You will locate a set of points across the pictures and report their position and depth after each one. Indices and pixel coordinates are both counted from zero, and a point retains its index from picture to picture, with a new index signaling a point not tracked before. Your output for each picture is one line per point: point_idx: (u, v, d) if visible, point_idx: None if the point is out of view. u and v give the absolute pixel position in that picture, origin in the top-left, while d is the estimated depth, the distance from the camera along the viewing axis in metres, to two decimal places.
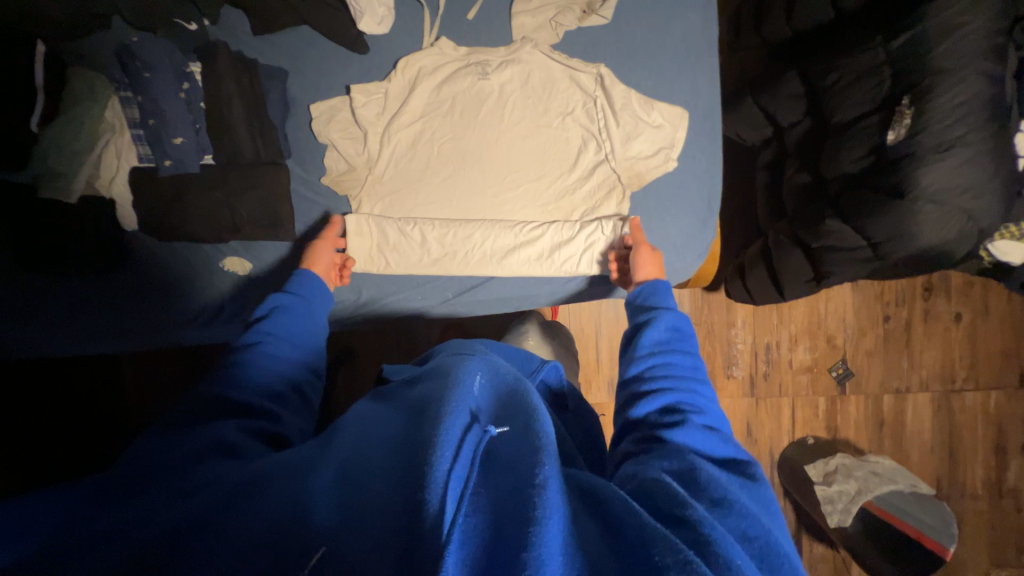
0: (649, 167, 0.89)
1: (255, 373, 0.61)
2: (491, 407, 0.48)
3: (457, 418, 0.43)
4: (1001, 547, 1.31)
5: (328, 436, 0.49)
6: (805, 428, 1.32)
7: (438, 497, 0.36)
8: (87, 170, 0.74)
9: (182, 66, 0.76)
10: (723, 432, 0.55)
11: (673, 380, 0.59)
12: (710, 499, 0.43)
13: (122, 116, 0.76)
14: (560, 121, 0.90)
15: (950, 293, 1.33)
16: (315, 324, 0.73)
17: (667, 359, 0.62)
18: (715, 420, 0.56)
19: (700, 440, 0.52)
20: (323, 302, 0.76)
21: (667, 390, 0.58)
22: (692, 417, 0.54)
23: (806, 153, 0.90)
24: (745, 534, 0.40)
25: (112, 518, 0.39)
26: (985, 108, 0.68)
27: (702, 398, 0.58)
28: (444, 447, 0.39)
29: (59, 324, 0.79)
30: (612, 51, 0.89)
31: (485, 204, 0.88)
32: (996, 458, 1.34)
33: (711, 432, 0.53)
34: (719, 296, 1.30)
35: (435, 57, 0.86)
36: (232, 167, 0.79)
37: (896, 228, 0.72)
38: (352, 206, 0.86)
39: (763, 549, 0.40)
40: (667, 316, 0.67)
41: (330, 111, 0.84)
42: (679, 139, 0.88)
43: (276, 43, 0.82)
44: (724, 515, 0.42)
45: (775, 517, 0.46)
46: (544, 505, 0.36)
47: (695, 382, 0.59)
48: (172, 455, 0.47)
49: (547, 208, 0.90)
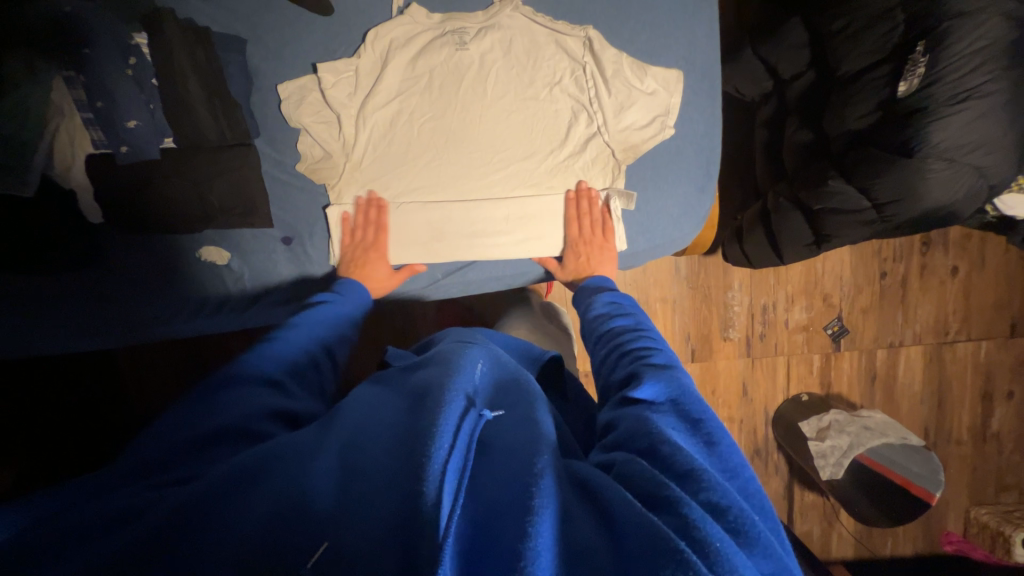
0: (645, 138, 0.84)
1: (269, 356, 0.59)
2: (488, 395, 0.47)
3: (455, 404, 0.42)
4: (984, 488, 1.38)
5: (327, 420, 0.48)
6: (799, 385, 1.34)
7: (436, 486, 0.35)
8: (40, 160, 0.69)
9: (126, 39, 0.69)
10: (675, 368, 0.53)
11: (622, 337, 0.61)
12: (678, 476, 0.39)
13: (70, 98, 0.70)
14: (547, 92, 0.84)
15: (947, 246, 1.32)
16: (349, 320, 0.72)
17: (613, 324, 0.65)
18: (666, 358, 0.55)
19: (650, 378, 0.50)
20: (363, 307, 0.76)
21: (617, 349, 0.59)
22: (642, 363, 0.54)
23: (807, 109, 0.85)
24: (716, 505, 0.37)
25: (100, 506, 0.37)
26: (1006, 54, 0.63)
27: (651, 342, 0.59)
28: (442, 436, 0.39)
29: (29, 326, 0.75)
30: (601, 6, 0.82)
31: (472, 187, 0.84)
32: (984, 404, 1.37)
33: (660, 372, 0.51)
34: (716, 259, 1.28)
35: (407, 26, 0.79)
36: (197, 151, 0.74)
37: (905, 189, 0.69)
38: (332, 197, 0.81)
39: (739, 521, 0.36)
40: (606, 295, 0.72)
41: (300, 92, 0.77)
42: (674, 105, 0.83)
43: (228, 7, 0.74)
44: (696, 490, 0.38)
45: (741, 480, 0.42)
46: (541, 494, 0.36)
47: (646, 335, 0.61)
48: (156, 447, 0.44)
49: (539, 190, 0.85)
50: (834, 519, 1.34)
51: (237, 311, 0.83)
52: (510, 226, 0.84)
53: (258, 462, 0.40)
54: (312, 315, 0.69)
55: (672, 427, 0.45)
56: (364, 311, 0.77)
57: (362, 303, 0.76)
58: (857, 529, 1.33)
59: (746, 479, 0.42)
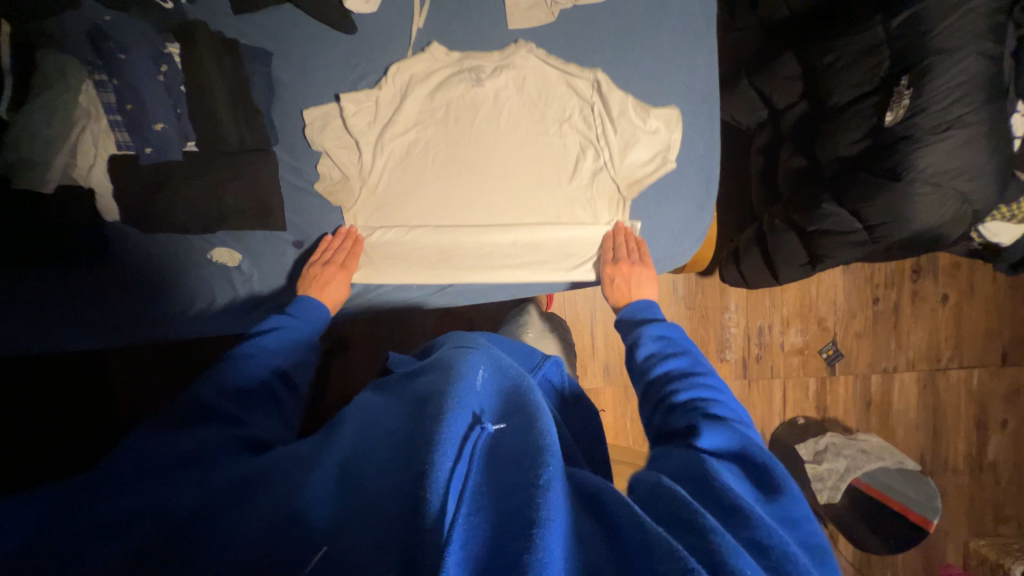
0: (649, 173, 0.88)
1: (252, 362, 0.61)
2: (493, 409, 0.47)
3: (460, 416, 0.42)
4: (981, 518, 1.37)
5: (330, 433, 0.48)
6: (795, 408, 1.35)
7: (440, 498, 0.35)
8: (62, 160, 0.71)
9: (159, 48, 0.73)
10: (737, 421, 0.51)
11: (675, 382, 0.58)
12: (723, 509, 0.39)
13: (97, 100, 0.72)
14: (557, 128, 0.88)
15: (937, 274, 1.35)
16: (306, 343, 0.70)
17: (667, 365, 0.61)
18: (728, 411, 0.53)
19: (711, 430, 0.48)
20: (317, 328, 0.73)
21: (672, 393, 0.57)
22: (701, 413, 0.52)
23: (800, 136, 0.90)
24: (761, 543, 0.35)
25: (123, 501, 0.39)
26: (984, 89, 0.68)
27: (709, 389, 0.56)
28: (447, 447, 0.38)
29: (38, 325, 0.76)
30: (609, 33, 0.86)
31: (482, 215, 0.87)
32: (979, 432, 1.38)
33: (723, 424, 0.49)
34: (712, 281, 1.30)
35: (427, 63, 0.83)
36: (217, 155, 0.76)
37: (894, 212, 0.73)
38: (348, 220, 0.84)
39: (782, 560, 0.34)
40: (654, 328, 0.68)
41: (324, 117, 0.81)
42: (675, 142, 0.87)
43: (258, 22, 0.78)
44: (739, 524, 0.37)
45: (804, 531, 0.40)
46: (548, 506, 0.34)
47: (701, 378, 0.58)
48: None
49: (546, 220, 0.88)
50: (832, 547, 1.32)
51: (243, 312, 0.84)
52: (517, 250, 0.87)
53: (253, 475, 0.41)
54: (267, 339, 0.65)
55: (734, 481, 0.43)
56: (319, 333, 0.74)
57: (317, 325, 0.74)
58: (856, 558, 1.31)
59: (807, 531, 0.40)
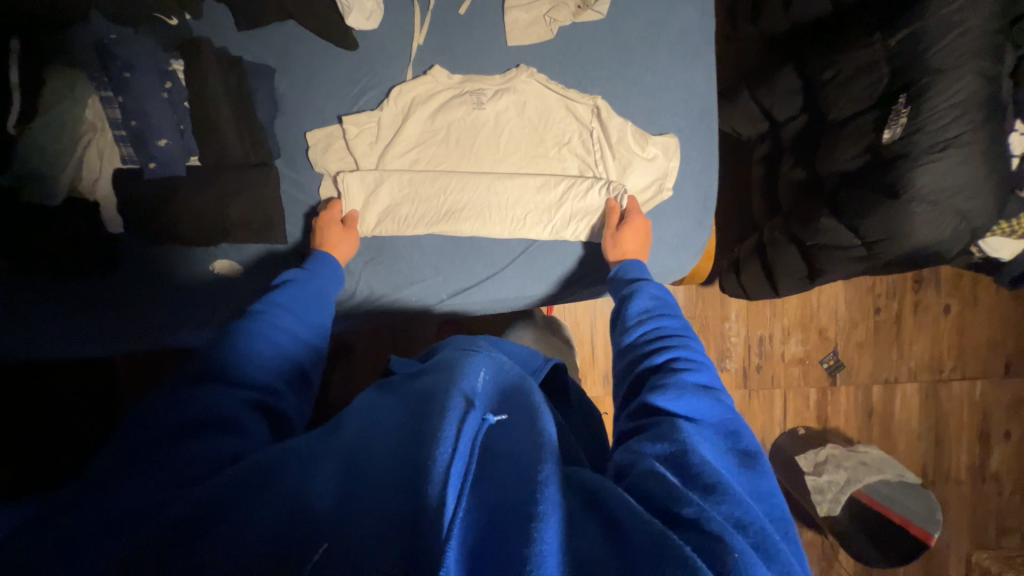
0: (644, 199, 0.89)
1: (266, 352, 0.60)
2: (488, 397, 0.47)
3: (455, 407, 0.42)
4: (984, 531, 1.36)
5: (331, 426, 0.47)
6: (796, 418, 1.34)
7: (440, 487, 0.36)
8: (70, 172, 0.73)
9: (163, 65, 0.74)
10: (718, 389, 0.52)
11: (662, 341, 0.59)
12: (700, 484, 0.39)
13: (104, 116, 0.74)
14: (556, 151, 0.88)
15: (940, 285, 1.35)
16: (325, 297, 0.74)
17: (658, 323, 0.62)
18: (709, 379, 0.53)
19: (692, 396, 0.49)
20: (332, 282, 0.76)
21: (658, 351, 0.57)
22: (684, 375, 0.52)
23: (802, 149, 0.90)
24: (738, 521, 0.37)
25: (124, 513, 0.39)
26: (981, 108, 0.68)
27: (695, 353, 0.56)
28: (445, 440, 0.39)
29: (48, 330, 0.78)
30: (609, 47, 0.86)
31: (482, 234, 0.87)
32: (981, 443, 1.37)
33: (703, 391, 0.50)
34: (713, 290, 1.30)
35: (428, 85, 0.84)
36: (221, 169, 0.77)
37: (891, 228, 0.73)
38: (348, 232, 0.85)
39: (759, 536, 0.36)
40: (652, 287, 0.69)
41: (327, 140, 0.82)
42: (673, 170, 0.88)
43: (262, 38, 0.79)
44: (716, 501, 0.38)
45: (770, 504, 0.42)
46: (544, 501, 0.36)
47: (688, 341, 0.58)
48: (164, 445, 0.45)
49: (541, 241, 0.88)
50: (833, 559, 1.30)
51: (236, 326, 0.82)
52: (514, 267, 0.88)
53: (259, 469, 0.40)
54: (284, 294, 0.69)
55: (717, 460, 0.43)
56: (336, 290, 0.77)
57: (332, 280, 0.77)
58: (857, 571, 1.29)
59: (774, 504, 0.42)
